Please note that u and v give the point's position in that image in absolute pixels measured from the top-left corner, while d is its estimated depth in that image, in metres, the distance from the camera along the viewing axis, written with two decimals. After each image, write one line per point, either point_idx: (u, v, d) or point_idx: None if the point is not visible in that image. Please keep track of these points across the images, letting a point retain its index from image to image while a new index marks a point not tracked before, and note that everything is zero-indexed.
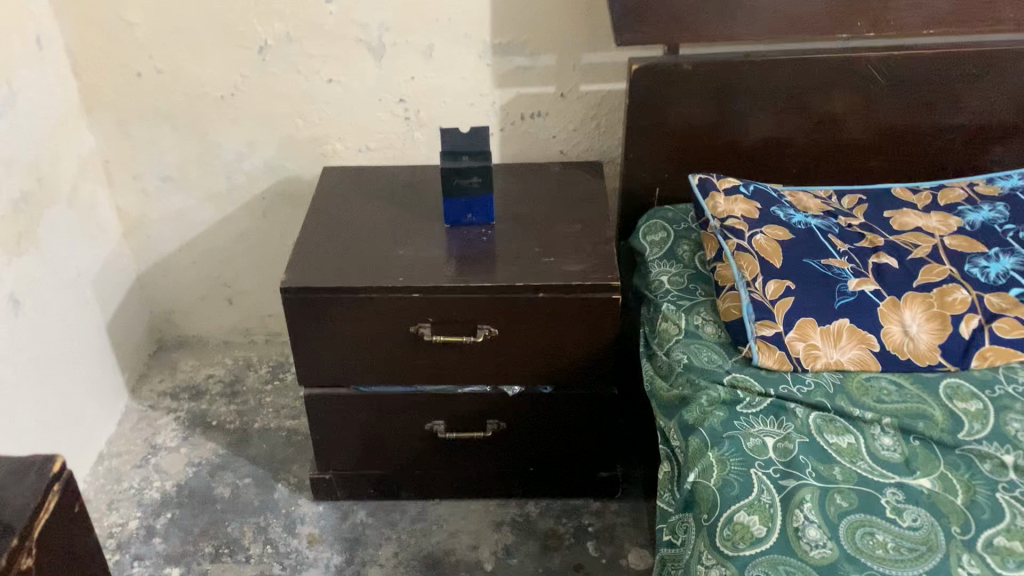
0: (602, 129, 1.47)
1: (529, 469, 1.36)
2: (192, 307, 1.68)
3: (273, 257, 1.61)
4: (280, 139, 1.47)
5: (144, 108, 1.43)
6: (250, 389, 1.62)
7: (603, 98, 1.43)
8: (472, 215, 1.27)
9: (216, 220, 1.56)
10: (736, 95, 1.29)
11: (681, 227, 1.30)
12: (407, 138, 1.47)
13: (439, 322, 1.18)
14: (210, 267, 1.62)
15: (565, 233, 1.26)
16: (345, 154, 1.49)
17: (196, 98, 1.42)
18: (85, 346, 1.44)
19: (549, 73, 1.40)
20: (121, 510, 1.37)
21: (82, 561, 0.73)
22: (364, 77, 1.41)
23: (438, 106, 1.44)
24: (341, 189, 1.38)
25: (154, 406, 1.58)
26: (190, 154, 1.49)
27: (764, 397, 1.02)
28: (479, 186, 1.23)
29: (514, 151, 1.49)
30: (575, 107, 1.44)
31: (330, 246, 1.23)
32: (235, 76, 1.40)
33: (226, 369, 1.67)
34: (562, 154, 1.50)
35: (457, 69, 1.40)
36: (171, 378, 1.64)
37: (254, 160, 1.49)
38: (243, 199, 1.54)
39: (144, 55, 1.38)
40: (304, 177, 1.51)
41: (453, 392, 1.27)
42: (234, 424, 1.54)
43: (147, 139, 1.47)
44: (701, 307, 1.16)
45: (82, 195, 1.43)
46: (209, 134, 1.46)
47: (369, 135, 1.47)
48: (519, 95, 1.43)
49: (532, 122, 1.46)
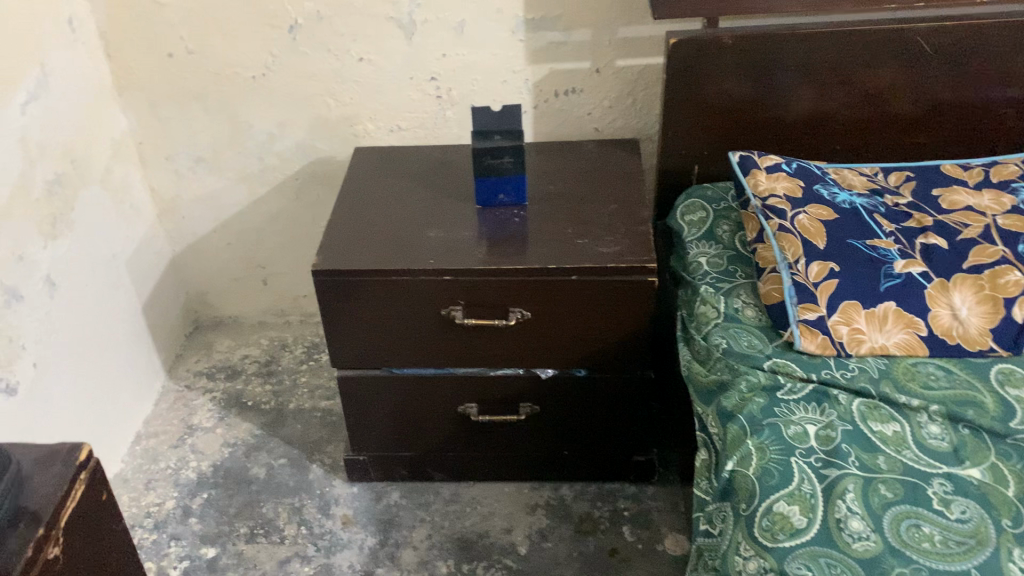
0: (638, 105, 1.43)
1: (563, 452, 1.34)
2: (227, 288, 1.67)
3: (307, 238, 1.61)
4: (311, 120, 1.46)
5: (176, 88, 1.43)
6: (285, 368, 1.62)
7: (639, 74, 1.39)
8: (503, 196, 1.25)
9: (250, 201, 1.56)
10: (776, 69, 1.24)
11: (720, 207, 1.26)
12: (439, 117, 1.45)
13: (471, 305, 1.17)
14: (245, 248, 1.62)
15: (600, 213, 1.23)
16: (376, 134, 1.47)
17: (227, 78, 1.41)
18: (122, 326, 1.45)
19: (585, 48, 1.37)
20: (158, 490, 1.38)
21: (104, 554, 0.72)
22: (396, 56, 1.38)
23: (470, 84, 1.41)
24: (373, 170, 1.36)
25: (190, 386, 1.58)
26: (223, 135, 1.48)
27: (806, 383, 0.99)
28: (510, 166, 1.22)
29: (549, 129, 1.46)
30: (610, 84, 1.41)
31: (362, 228, 1.22)
32: (266, 55, 1.39)
33: (262, 349, 1.66)
34: (597, 131, 1.47)
35: (490, 45, 1.37)
36: (207, 358, 1.64)
37: (287, 141, 1.48)
38: (276, 180, 1.53)
39: (175, 35, 1.37)
40: (336, 157, 1.50)
41: (485, 374, 1.25)
42: (270, 404, 1.54)
43: (179, 120, 1.46)
44: (740, 289, 1.12)
45: (115, 177, 1.44)
46: (240, 115, 1.45)
47: (401, 115, 1.45)
48: (552, 71, 1.40)
49: (566, 99, 1.43)
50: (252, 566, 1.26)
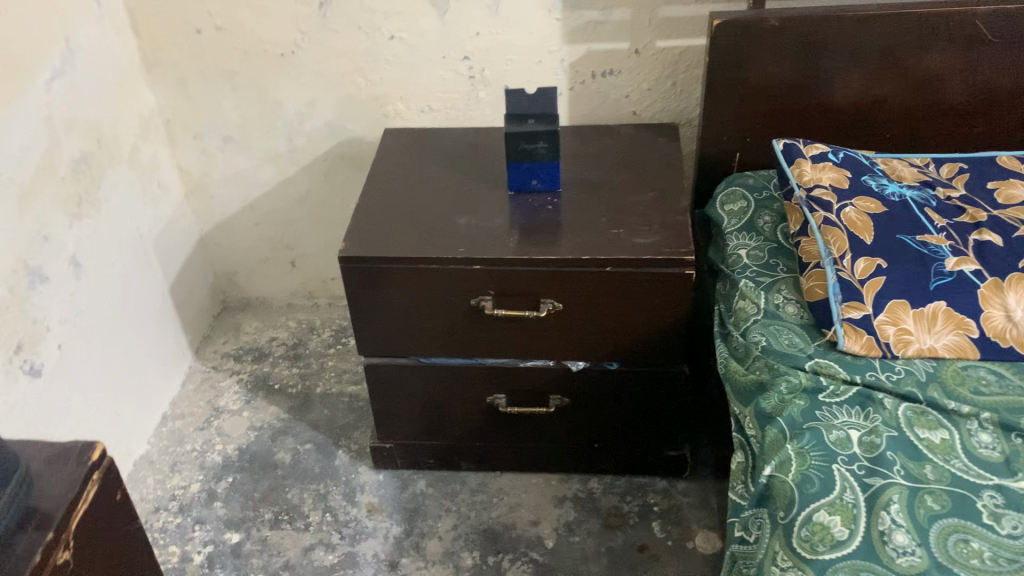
0: (678, 88, 1.38)
1: (593, 445, 1.31)
2: (256, 268, 1.65)
3: (335, 220, 1.58)
4: (341, 99, 1.43)
5: (205, 65, 1.40)
6: (313, 351, 1.59)
7: (680, 56, 1.35)
8: (536, 182, 1.22)
9: (279, 181, 1.53)
10: (826, 52, 1.19)
11: (761, 197, 1.22)
12: (472, 98, 1.41)
13: (501, 294, 1.15)
14: (274, 228, 1.60)
15: (636, 201, 1.19)
16: (407, 115, 1.44)
17: (256, 55, 1.39)
18: (148, 307, 1.44)
19: (623, 28, 1.33)
20: (183, 473, 1.38)
21: (117, 556, 0.70)
22: (428, 35, 1.35)
23: (503, 65, 1.37)
24: (404, 153, 1.33)
25: (218, 367, 1.57)
26: (252, 114, 1.45)
27: (850, 385, 0.94)
28: (545, 152, 1.18)
29: (584, 112, 1.42)
30: (648, 66, 1.36)
31: (391, 213, 1.19)
32: (296, 33, 1.36)
33: (290, 331, 1.64)
34: (634, 115, 1.42)
35: (525, 24, 1.33)
36: (234, 339, 1.63)
37: (317, 121, 1.45)
38: (306, 160, 1.51)
39: (204, 12, 1.34)
40: (366, 139, 1.47)
41: (514, 365, 1.22)
42: (297, 388, 1.52)
43: (208, 97, 1.44)
44: (781, 284, 1.08)
45: (143, 156, 1.42)
46: (270, 94, 1.43)
47: (432, 95, 1.41)
48: (589, 52, 1.35)
49: (602, 81, 1.38)
50: (276, 552, 1.25)
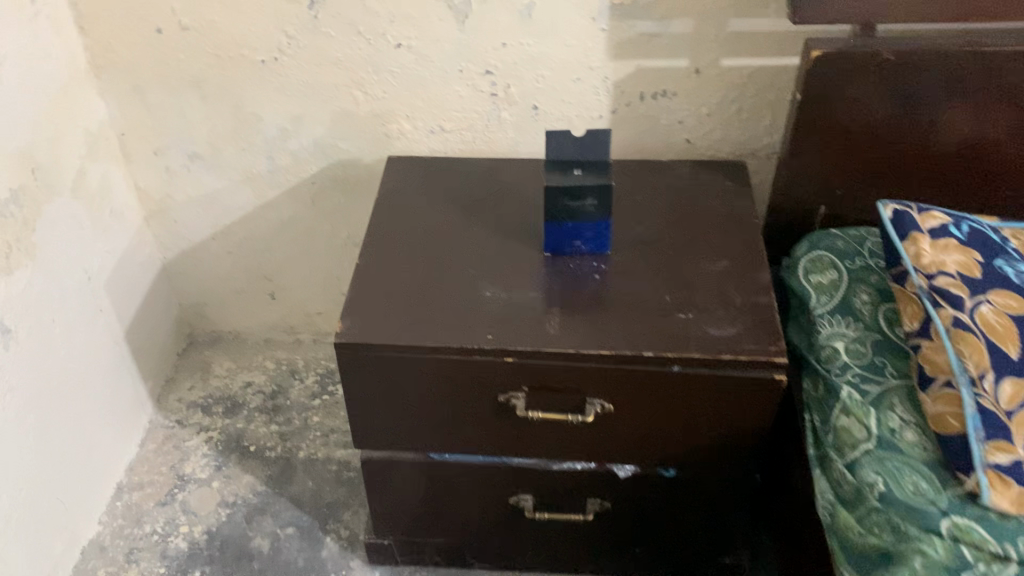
0: (743, 115, 1.14)
1: (633, 549, 1.10)
2: (227, 300, 1.40)
3: (322, 251, 1.33)
4: (335, 114, 1.18)
5: (168, 71, 1.15)
6: (294, 404, 1.36)
7: (749, 77, 1.11)
8: (579, 243, 0.98)
9: (258, 205, 1.28)
10: (947, 97, 0.95)
11: (854, 266, 0.99)
12: (492, 119, 1.17)
13: (537, 392, 0.92)
14: (249, 257, 1.35)
15: (705, 272, 0.96)
16: (413, 136, 1.19)
17: (230, 60, 1.13)
18: (101, 362, 1.20)
19: (683, 43, 1.08)
20: (141, 565, 1.15)
21: None
22: (443, 43, 1.10)
23: (533, 82, 1.13)
24: (412, 192, 1.08)
25: (182, 422, 1.33)
26: (225, 129, 1.20)
27: (1002, 562, 0.74)
28: (593, 210, 0.94)
29: (628, 138, 1.18)
30: (710, 87, 1.12)
31: (399, 281, 0.95)
32: (280, 36, 1.11)
33: (267, 375, 1.40)
34: (687, 143, 1.18)
35: (564, 34, 1.08)
36: (202, 385, 1.39)
37: (303, 139, 1.21)
38: (289, 184, 1.26)
39: (166, 7, 1.09)
40: (363, 161, 1.22)
41: (545, 467, 1.00)
42: (276, 451, 1.29)
43: (170, 108, 1.18)
44: (894, 397, 0.86)
45: (91, 179, 1.16)
46: (246, 106, 1.18)
47: (444, 114, 1.17)
48: (639, 69, 1.11)
49: (653, 103, 1.14)
50: None
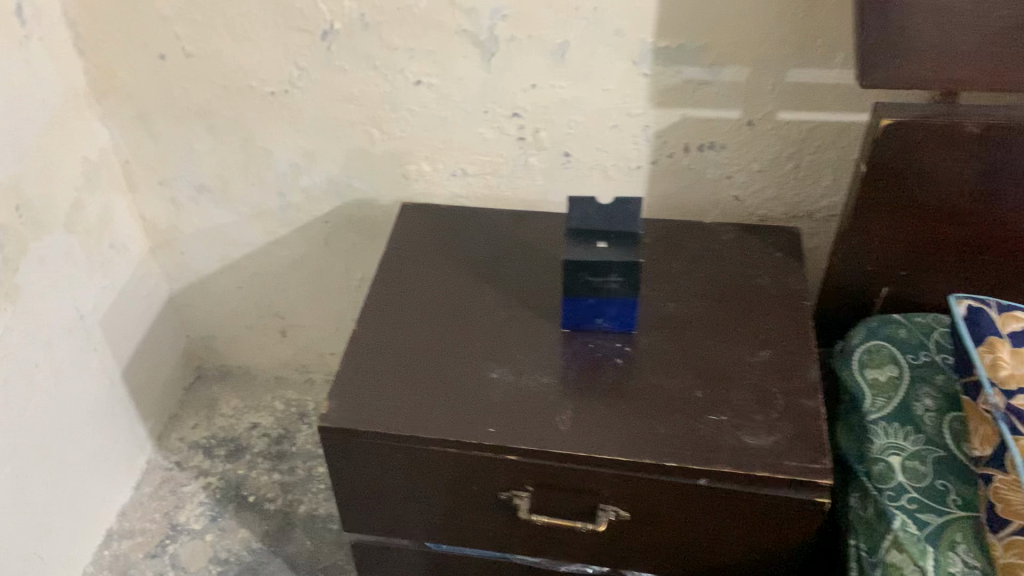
0: (801, 173, 1.02)
1: None
2: (237, 335, 1.33)
3: (336, 291, 1.24)
4: (350, 151, 1.08)
5: (172, 99, 1.06)
6: (300, 451, 1.28)
7: (809, 133, 0.98)
8: (601, 321, 0.86)
9: (268, 242, 1.20)
10: None
11: (917, 362, 0.87)
12: (520, 165, 1.06)
13: (543, 493, 0.81)
14: (260, 294, 1.26)
15: (744, 363, 0.84)
16: (433, 178, 1.09)
17: (238, 91, 1.04)
18: (92, 404, 1.13)
19: (735, 92, 0.96)
20: None
21: None
22: (467, 82, 0.99)
23: (566, 128, 1.02)
24: (425, 247, 0.98)
25: (182, 464, 1.26)
26: (233, 163, 1.11)
27: None
28: (618, 287, 0.83)
29: (669, 192, 1.06)
30: (764, 141, 1.00)
31: (397, 356, 0.85)
32: (291, 68, 1.01)
33: (275, 418, 1.32)
34: (736, 201, 1.06)
35: (601, 78, 0.97)
36: (206, 424, 1.31)
37: (315, 176, 1.11)
38: (301, 221, 1.16)
39: (169, 33, 1.00)
40: (379, 202, 1.13)
41: (550, 567, 0.91)
42: (275, 504, 1.22)
43: (176, 139, 1.10)
44: (956, 534, 0.75)
45: (88, 212, 1.09)
46: (255, 139, 1.09)
47: (468, 157, 1.06)
48: (684, 119, 0.99)
49: (699, 156, 1.02)
50: None
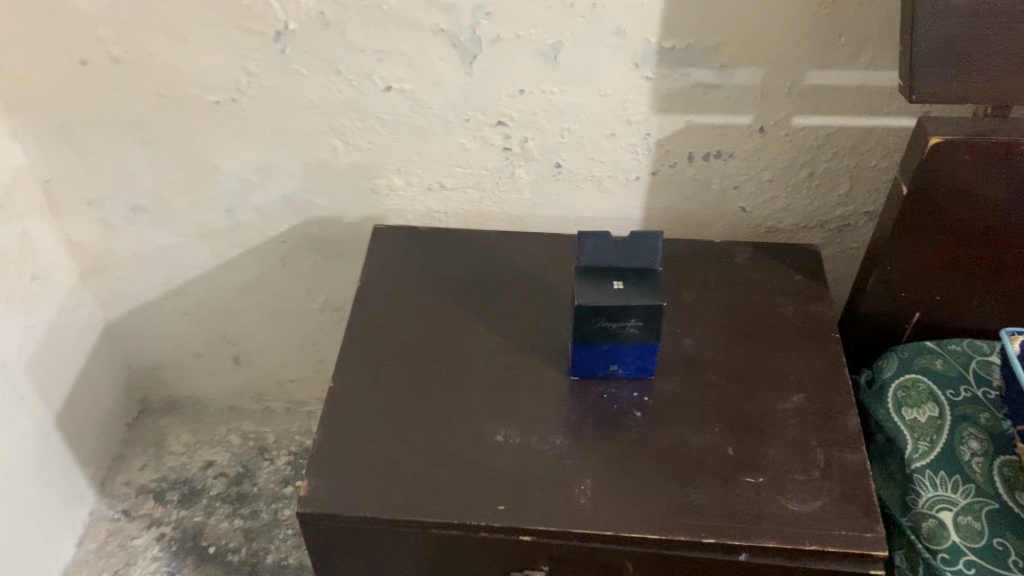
0: (814, 181, 0.93)
1: None
2: (185, 364, 1.19)
3: (295, 315, 1.12)
4: (309, 166, 0.95)
5: (99, 112, 0.91)
6: (262, 492, 1.16)
7: (826, 139, 0.89)
8: (616, 367, 0.76)
9: (216, 265, 1.06)
10: None
11: (958, 398, 0.79)
12: (503, 178, 0.95)
13: (559, 570, 0.72)
14: (209, 320, 1.13)
15: (776, 411, 0.75)
16: (405, 194, 0.97)
17: (177, 101, 0.90)
18: (22, 460, 0.99)
19: (747, 95, 0.86)
20: None
21: None
22: (444, 88, 0.87)
23: (556, 137, 0.90)
24: (404, 281, 0.86)
25: (130, 513, 1.14)
26: (174, 181, 0.97)
27: None
28: (637, 332, 0.73)
29: (669, 204, 0.96)
30: (777, 148, 0.90)
31: (385, 422, 0.74)
32: (239, 74, 0.87)
33: (232, 454, 1.20)
34: (742, 212, 0.96)
35: (598, 82, 0.86)
36: (155, 465, 1.19)
37: (270, 193, 0.98)
38: (254, 243, 1.03)
39: (92, 36, 0.85)
40: (343, 220, 1.00)
41: None
42: (239, 555, 1.10)
43: (105, 156, 0.95)
44: None
45: (5, 245, 0.94)
46: (199, 154, 0.95)
47: (444, 170, 0.94)
48: (689, 126, 0.89)
49: (704, 165, 0.92)
50: None
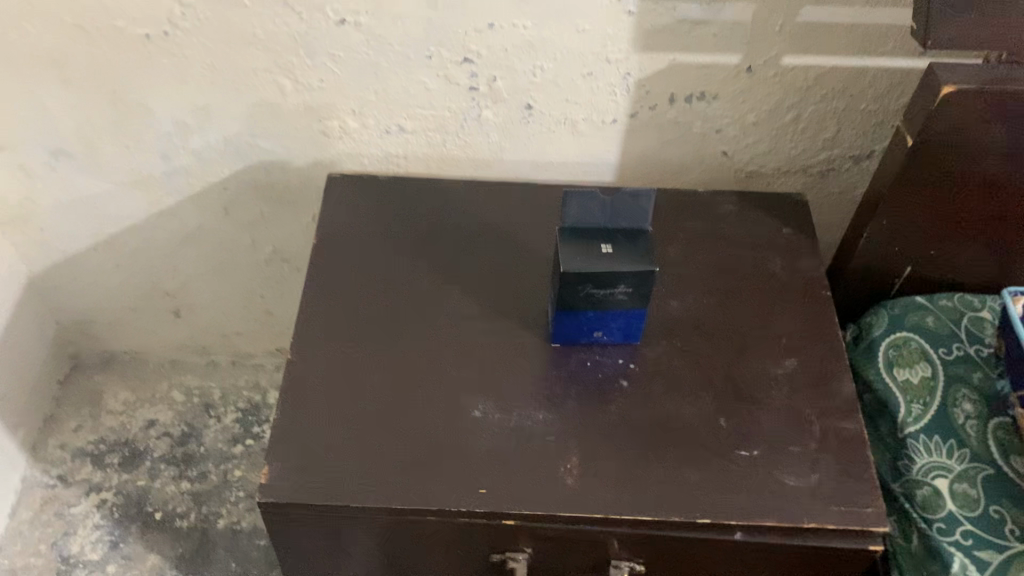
0: (800, 125, 0.87)
1: None
2: (120, 318, 1.10)
3: (240, 266, 1.04)
4: (253, 107, 0.86)
5: (8, 45, 0.80)
6: (210, 452, 1.10)
7: (816, 80, 0.83)
8: (600, 334, 0.71)
9: (151, 214, 0.97)
10: None
11: (951, 358, 0.76)
12: (469, 120, 0.87)
13: (543, 551, 0.68)
14: (145, 272, 1.04)
15: (768, 378, 0.71)
16: (361, 137, 0.88)
17: (99, 34, 0.79)
18: None
19: (736, 32, 0.79)
20: None
21: None
22: (405, 21, 0.78)
23: (527, 76, 0.82)
24: (365, 239, 0.79)
25: (68, 478, 1.06)
26: (100, 124, 0.87)
27: None
28: (625, 299, 0.67)
29: (646, 149, 0.89)
30: (764, 90, 0.84)
31: (351, 399, 0.68)
32: (170, 4, 0.77)
33: (175, 412, 1.13)
34: (724, 156, 0.90)
35: (575, 16, 0.78)
36: (93, 425, 1.11)
37: (209, 137, 0.89)
38: (193, 190, 0.94)
39: None
40: (292, 165, 0.91)
41: None
42: (188, 520, 1.04)
43: (19, 96, 0.84)
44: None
45: None
46: (127, 92, 0.84)
47: (404, 111, 0.86)
48: (673, 65, 0.82)
49: (685, 107, 0.85)
50: None
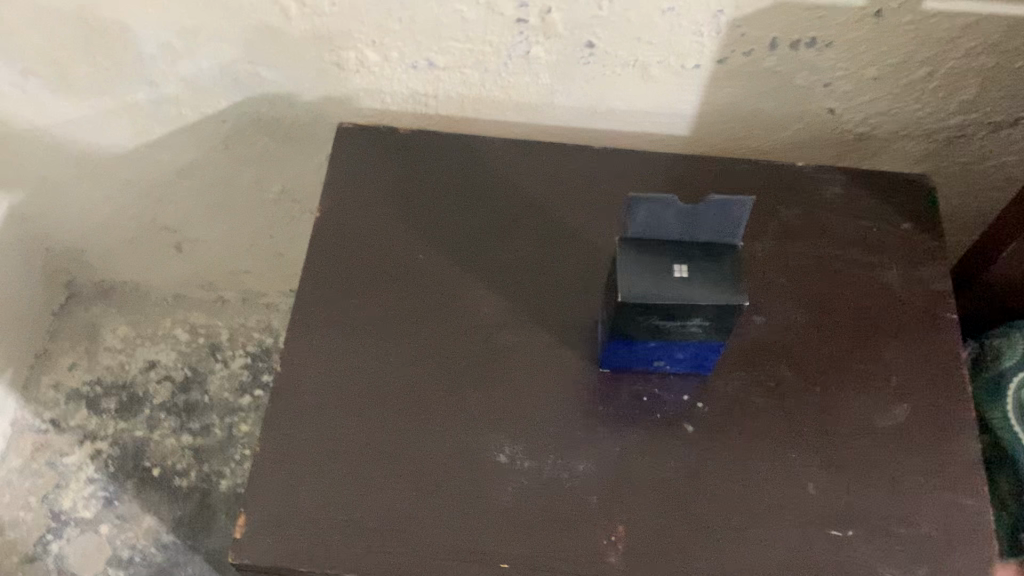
0: (933, 82, 0.69)
1: None
2: (116, 249, 0.98)
3: (244, 203, 0.90)
4: (250, 32, 0.69)
5: None
6: (215, 403, 1.00)
7: (964, 30, 0.64)
8: (661, 363, 0.57)
9: (139, 145, 0.82)
10: None
11: None
12: (515, 58, 0.70)
13: None
14: (137, 205, 0.91)
15: (870, 431, 0.56)
16: (382, 71, 0.72)
17: None
18: None
19: None
20: None
21: None
22: None
23: (591, 10, 0.65)
24: (378, 211, 0.65)
25: (61, 424, 0.97)
26: (70, 42, 0.72)
27: None
28: (699, 331, 0.53)
29: (732, 102, 0.72)
30: (894, 39, 0.65)
31: (348, 430, 0.55)
32: None
33: (178, 354, 1.02)
34: (829, 114, 0.72)
35: None
36: (89, 364, 1.01)
37: (200, 63, 0.73)
38: (185, 121, 0.79)
39: None
40: (299, 99, 0.76)
41: None
42: (188, 479, 0.95)
43: None
44: None
45: None
46: (97, 8, 0.68)
47: (435, 44, 0.69)
48: (779, 5, 0.63)
49: (788, 55, 0.67)
50: None
